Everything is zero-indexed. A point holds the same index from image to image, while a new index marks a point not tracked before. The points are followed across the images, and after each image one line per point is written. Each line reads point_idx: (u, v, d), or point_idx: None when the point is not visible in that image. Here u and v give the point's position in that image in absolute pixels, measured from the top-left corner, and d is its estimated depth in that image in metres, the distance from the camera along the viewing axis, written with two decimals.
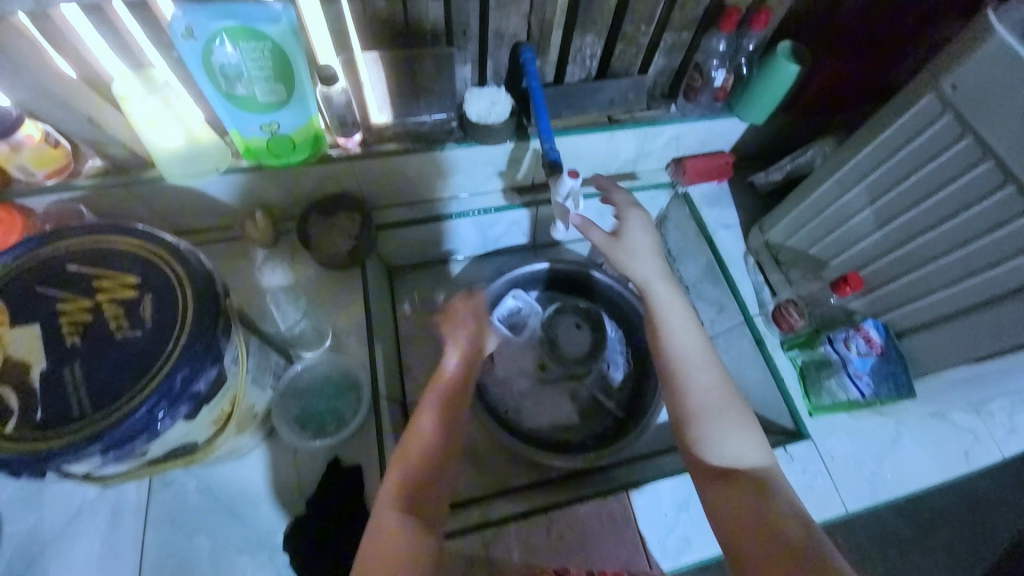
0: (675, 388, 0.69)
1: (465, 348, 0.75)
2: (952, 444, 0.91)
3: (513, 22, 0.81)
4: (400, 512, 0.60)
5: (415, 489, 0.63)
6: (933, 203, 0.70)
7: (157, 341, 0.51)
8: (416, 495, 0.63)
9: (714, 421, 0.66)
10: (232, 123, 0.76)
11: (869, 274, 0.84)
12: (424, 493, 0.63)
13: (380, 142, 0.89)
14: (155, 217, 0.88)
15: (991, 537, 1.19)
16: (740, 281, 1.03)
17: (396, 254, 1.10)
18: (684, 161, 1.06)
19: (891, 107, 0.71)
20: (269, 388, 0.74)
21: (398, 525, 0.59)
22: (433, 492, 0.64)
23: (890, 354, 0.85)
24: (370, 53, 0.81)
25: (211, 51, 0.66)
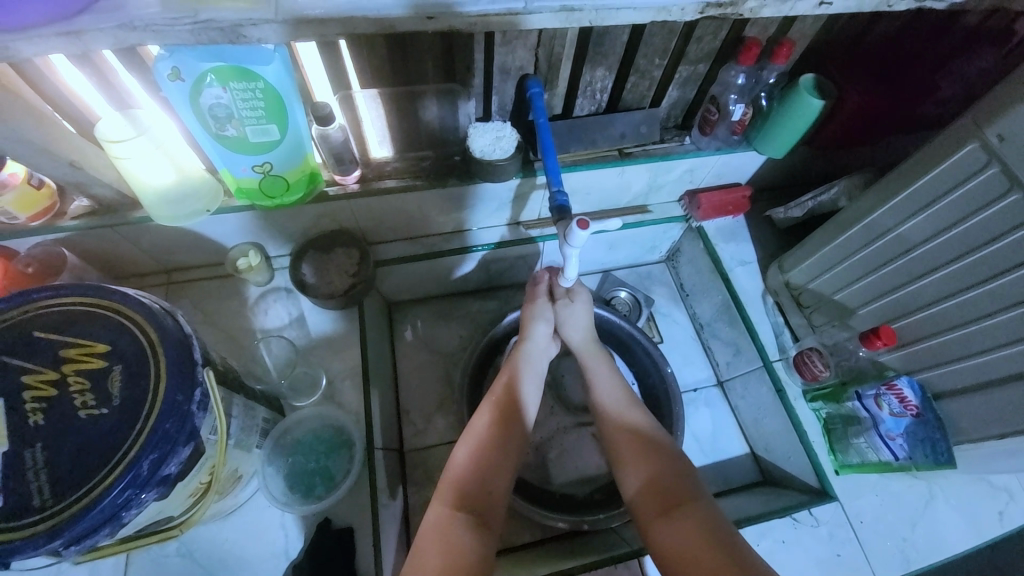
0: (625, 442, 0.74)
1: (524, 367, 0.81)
2: (988, 503, 0.84)
3: (519, 55, 0.76)
4: (460, 509, 0.64)
5: (468, 488, 0.67)
6: (979, 258, 0.65)
7: (125, 419, 0.47)
8: (475, 496, 0.66)
9: (657, 467, 0.69)
10: (223, 163, 0.72)
11: (906, 326, 0.78)
12: (476, 499, 0.66)
13: (380, 179, 0.85)
14: (147, 256, 0.86)
15: None
16: (759, 322, 0.97)
17: (397, 289, 1.06)
18: (698, 194, 1.02)
19: (928, 152, 0.66)
20: (255, 447, 0.70)
21: (453, 525, 0.62)
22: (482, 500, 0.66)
23: (927, 417, 0.78)
24: (368, 90, 0.75)
25: (200, 91, 0.62)
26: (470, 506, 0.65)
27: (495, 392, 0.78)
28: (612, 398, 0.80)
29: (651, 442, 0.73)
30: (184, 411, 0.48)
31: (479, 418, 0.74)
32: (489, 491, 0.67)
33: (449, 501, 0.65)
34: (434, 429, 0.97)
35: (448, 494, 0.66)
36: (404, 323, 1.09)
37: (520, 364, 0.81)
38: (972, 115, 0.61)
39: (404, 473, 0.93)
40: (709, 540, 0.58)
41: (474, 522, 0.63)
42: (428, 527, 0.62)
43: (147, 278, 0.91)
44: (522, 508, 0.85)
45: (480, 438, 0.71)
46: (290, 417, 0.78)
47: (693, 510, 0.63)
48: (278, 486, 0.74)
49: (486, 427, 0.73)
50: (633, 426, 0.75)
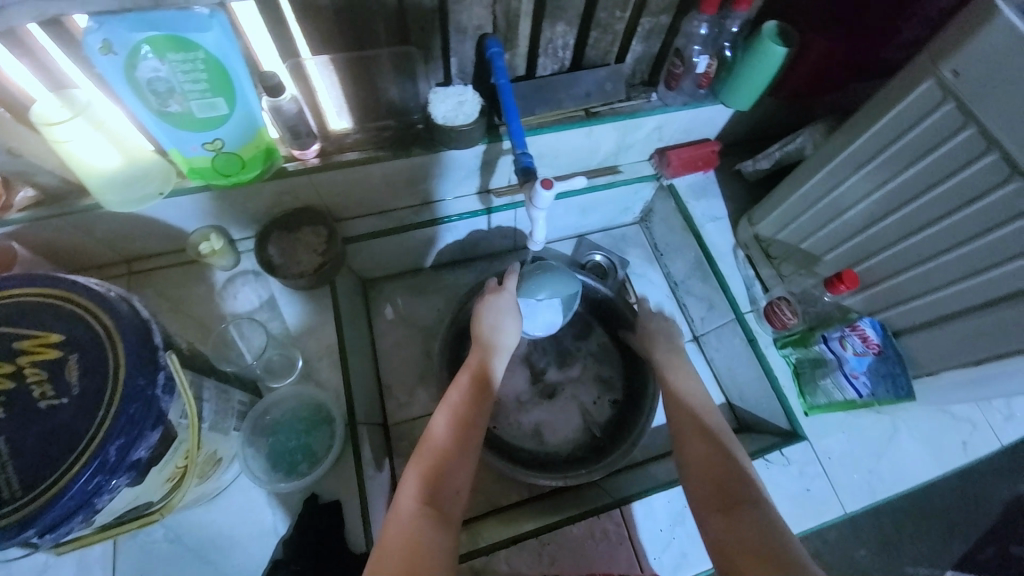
0: (686, 435, 0.69)
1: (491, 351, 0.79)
2: (950, 434, 0.89)
3: (475, 13, 0.74)
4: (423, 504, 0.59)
5: (437, 477, 0.63)
6: (935, 196, 0.67)
7: (87, 406, 0.46)
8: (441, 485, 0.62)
9: (719, 467, 0.63)
10: (170, 142, 0.69)
11: (867, 269, 0.81)
12: (444, 490, 0.61)
13: (340, 152, 0.82)
14: (104, 246, 0.83)
15: (994, 509, 1.17)
16: (730, 276, 0.99)
17: (369, 266, 1.04)
18: (668, 152, 1.01)
19: (887, 93, 0.67)
20: (234, 429, 0.70)
21: (422, 518, 0.57)
22: (449, 490, 0.62)
23: (888, 353, 0.82)
24: (319, 57, 0.72)
25: (136, 64, 0.59)
26: (434, 500, 0.60)
27: (468, 369, 0.76)
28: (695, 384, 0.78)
29: (716, 443, 0.66)
30: (148, 396, 0.47)
31: (455, 389, 0.73)
32: (456, 484, 0.64)
33: (419, 495, 0.60)
34: (417, 402, 0.98)
35: (415, 491, 0.61)
36: (380, 300, 1.08)
37: (491, 350, 0.79)
38: (928, 53, 0.61)
39: (390, 446, 0.94)
40: (757, 546, 0.52)
41: (435, 514, 0.58)
42: (394, 518, 0.57)
43: (106, 269, 0.88)
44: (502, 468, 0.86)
45: (455, 419, 0.69)
46: (268, 398, 0.77)
47: (746, 511, 0.57)
48: (259, 466, 0.74)
49: (460, 404, 0.71)
50: (695, 422, 0.70)
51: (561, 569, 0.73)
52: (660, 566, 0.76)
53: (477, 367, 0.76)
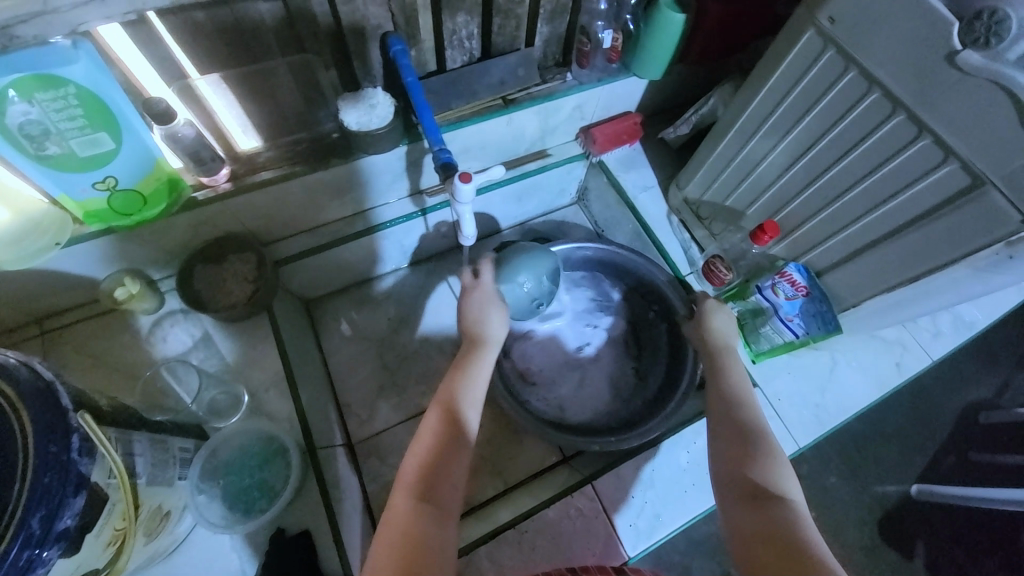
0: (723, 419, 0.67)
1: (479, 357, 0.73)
2: (885, 357, 0.96)
3: (371, 12, 0.72)
4: (417, 506, 0.56)
5: (430, 482, 0.59)
6: (831, 140, 0.71)
7: (0, 481, 0.42)
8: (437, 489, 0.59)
9: (751, 456, 0.61)
10: (58, 188, 0.64)
11: (785, 218, 0.84)
12: (440, 489, 0.59)
13: (254, 173, 0.79)
14: (5, 309, 0.76)
15: (940, 421, 1.25)
16: (667, 242, 1.03)
17: (310, 286, 1.01)
18: (592, 129, 1.03)
19: (776, 47, 0.71)
20: (181, 478, 0.66)
21: (417, 517, 0.55)
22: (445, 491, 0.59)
23: (814, 293, 0.85)
24: (210, 76, 0.69)
25: (1, 110, 0.54)
26: (429, 494, 0.58)
27: (444, 394, 0.68)
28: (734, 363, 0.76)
29: (746, 432, 0.64)
30: (63, 461, 0.44)
31: (426, 426, 0.65)
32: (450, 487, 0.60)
33: (414, 493, 0.58)
34: (379, 416, 0.97)
35: (411, 486, 0.58)
36: (327, 319, 1.05)
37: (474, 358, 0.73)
38: (805, 3, 0.65)
39: (358, 465, 0.92)
40: (777, 542, 0.50)
41: (433, 513, 0.56)
42: (389, 524, 0.55)
43: (15, 333, 0.81)
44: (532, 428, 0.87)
45: (433, 439, 0.63)
46: (217, 435, 0.74)
47: (772, 506, 0.54)
48: (216, 510, 0.71)
49: (437, 421, 0.65)
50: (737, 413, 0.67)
51: (542, 555, 0.74)
52: (637, 533, 0.78)
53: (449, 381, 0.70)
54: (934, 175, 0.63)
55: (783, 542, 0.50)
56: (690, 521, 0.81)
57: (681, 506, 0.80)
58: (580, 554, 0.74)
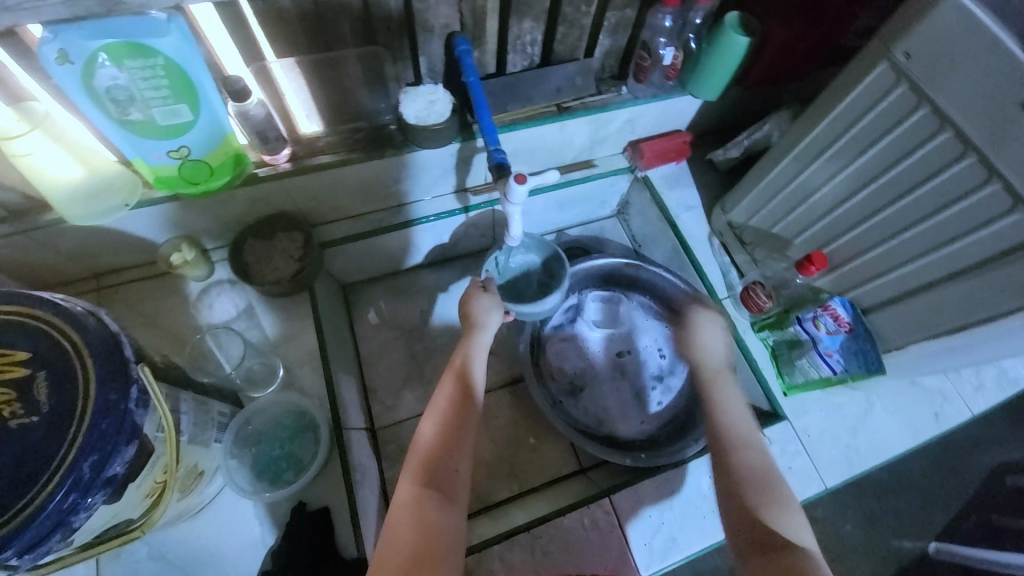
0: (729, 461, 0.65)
1: (477, 347, 0.76)
2: (922, 406, 0.93)
3: (442, 11, 0.74)
4: (423, 492, 0.59)
5: (438, 466, 0.62)
6: (893, 177, 0.70)
7: (60, 425, 0.45)
8: (442, 474, 0.61)
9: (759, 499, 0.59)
10: (134, 152, 0.67)
11: (833, 251, 0.83)
12: (444, 474, 0.61)
13: (313, 156, 0.81)
14: (70, 261, 0.81)
15: (973, 480, 1.20)
16: (706, 264, 1.02)
17: (349, 271, 1.03)
18: (641, 144, 1.03)
19: (845, 77, 0.70)
20: (215, 440, 0.69)
21: (422, 501, 0.58)
22: (451, 476, 0.62)
23: (858, 330, 0.84)
24: (285, 60, 0.72)
25: (93, 73, 0.58)
26: (434, 481, 0.60)
27: (454, 367, 0.73)
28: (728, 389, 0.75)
29: (758, 476, 0.62)
30: (121, 411, 0.46)
31: (442, 392, 0.70)
32: (454, 471, 0.62)
33: (418, 479, 0.60)
34: (403, 405, 0.98)
35: (412, 473, 0.61)
36: (360, 304, 1.07)
37: (473, 346, 0.75)
38: (880, 36, 0.64)
39: (378, 451, 0.93)
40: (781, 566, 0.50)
41: (441, 496, 0.59)
42: (396, 513, 0.57)
43: (75, 285, 0.85)
44: (573, 436, 0.88)
45: (443, 416, 0.67)
46: (250, 406, 0.76)
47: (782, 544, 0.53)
48: (244, 477, 0.73)
49: (449, 401, 0.68)
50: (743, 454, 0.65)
51: (554, 562, 0.73)
52: (651, 552, 0.77)
53: (460, 368, 0.72)
54: (1000, 222, 0.61)
55: (788, 564, 0.50)
56: (707, 548, 0.79)
57: (699, 531, 0.79)
58: (591, 566, 0.74)
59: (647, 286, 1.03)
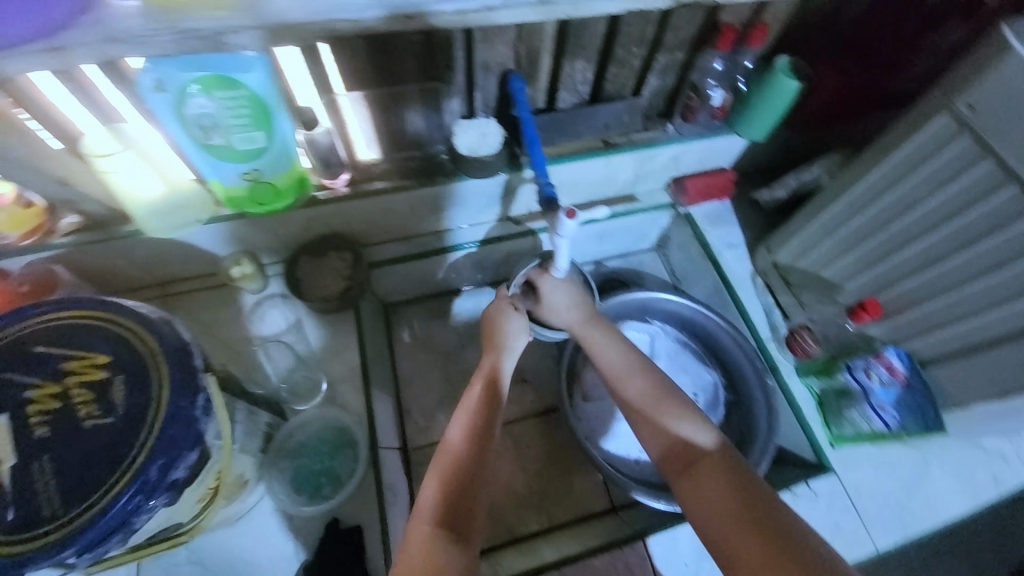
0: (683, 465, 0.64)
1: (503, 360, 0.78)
2: (980, 469, 0.86)
3: (500, 51, 0.77)
4: (437, 533, 0.59)
5: (455, 506, 0.62)
6: (955, 227, 0.67)
7: (130, 428, 0.48)
8: (457, 513, 0.62)
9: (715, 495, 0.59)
10: (212, 173, 0.73)
11: (888, 299, 0.81)
12: (460, 511, 0.62)
13: (369, 181, 0.86)
14: (140, 270, 0.86)
15: None
16: (749, 304, 0.99)
17: (391, 291, 1.06)
18: (685, 180, 1.04)
19: (903, 126, 0.68)
20: (259, 451, 0.71)
21: (434, 543, 0.58)
22: (468, 512, 0.63)
23: (915, 385, 0.81)
24: (352, 93, 0.76)
25: (184, 102, 0.63)
26: (452, 519, 0.61)
27: (483, 373, 0.76)
28: (621, 374, 0.76)
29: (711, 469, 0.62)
30: (188, 416, 0.49)
31: (470, 394, 0.73)
32: (470, 508, 0.63)
33: (434, 517, 0.61)
34: (435, 426, 0.99)
35: (429, 513, 0.61)
36: (399, 324, 1.09)
37: (502, 354, 0.78)
38: (941, 87, 0.63)
39: (408, 471, 0.94)
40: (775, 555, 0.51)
41: (453, 536, 0.60)
42: (408, 545, 0.58)
43: (141, 292, 0.91)
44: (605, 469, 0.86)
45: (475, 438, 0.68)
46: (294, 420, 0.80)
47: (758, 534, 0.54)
48: (283, 489, 0.75)
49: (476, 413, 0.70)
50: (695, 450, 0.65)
51: None
52: None
53: (490, 372, 0.75)
54: None
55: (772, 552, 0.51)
56: None
57: None
58: None
59: (687, 321, 1.01)
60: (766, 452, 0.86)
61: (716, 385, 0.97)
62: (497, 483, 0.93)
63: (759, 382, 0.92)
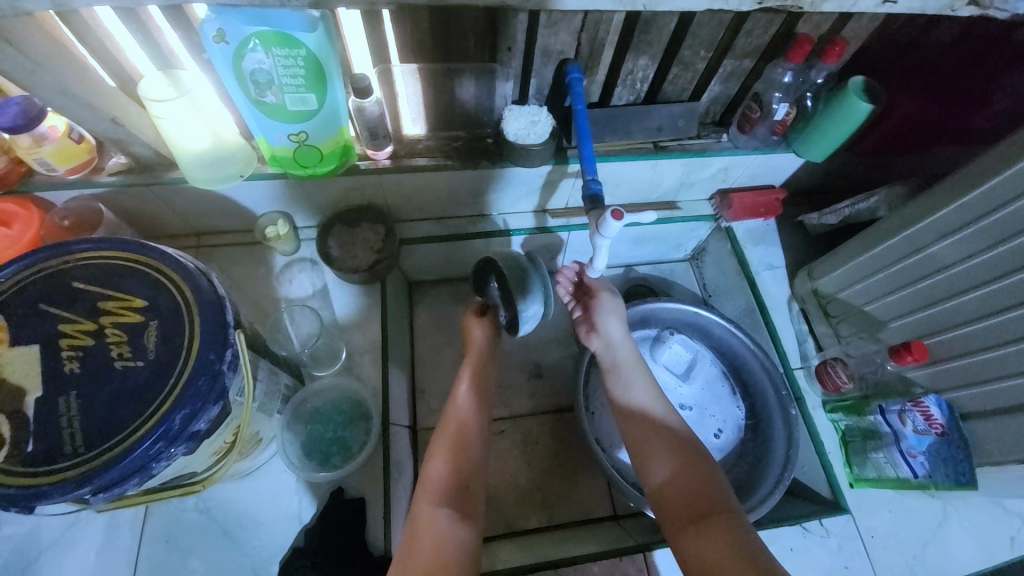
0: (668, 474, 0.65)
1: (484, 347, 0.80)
2: (998, 527, 0.82)
3: (562, 38, 0.74)
4: (439, 510, 0.62)
5: (461, 486, 0.66)
6: (1020, 280, 0.64)
7: (158, 375, 0.48)
8: (459, 492, 0.65)
9: (697, 500, 0.62)
10: (260, 130, 0.72)
11: (934, 344, 0.78)
12: (460, 488, 0.65)
13: (411, 157, 0.84)
14: (178, 218, 0.87)
15: None
16: (782, 329, 0.96)
17: (418, 269, 1.06)
18: (730, 194, 0.99)
19: (981, 164, 0.64)
20: (274, 412, 0.71)
21: (433, 522, 0.60)
22: (471, 493, 0.66)
23: (952, 436, 0.77)
24: (407, 64, 0.74)
25: (243, 55, 0.62)
26: (454, 500, 0.64)
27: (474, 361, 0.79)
28: (639, 402, 0.73)
29: (693, 482, 0.64)
30: (215, 370, 0.49)
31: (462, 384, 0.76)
32: (468, 486, 0.66)
33: (438, 498, 0.63)
34: (447, 409, 0.99)
35: (434, 492, 0.64)
36: (422, 303, 1.09)
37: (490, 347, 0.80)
38: None
39: (415, 450, 0.94)
40: (736, 551, 0.56)
41: (461, 513, 0.63)
42: (417, 528, 0.59)
43: (177, 240, 0.92)
44: (607, 471, 0.83)
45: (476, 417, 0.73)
46: (310, 386, 0.80)
47: (728, 534, 0.58)
48: (295, 452, 0.75)
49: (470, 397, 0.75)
50: (680, 451, 0.67)
51: None
52: None
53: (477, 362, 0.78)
54: None
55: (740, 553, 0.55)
56: None
57: None
58: None
59: (713, 335, 0.99)
60: (778, 479, 0.83)
61: (737, 410, 0.95)
62: (503, 473, 0.92)
63: (778, 407, 0.89)
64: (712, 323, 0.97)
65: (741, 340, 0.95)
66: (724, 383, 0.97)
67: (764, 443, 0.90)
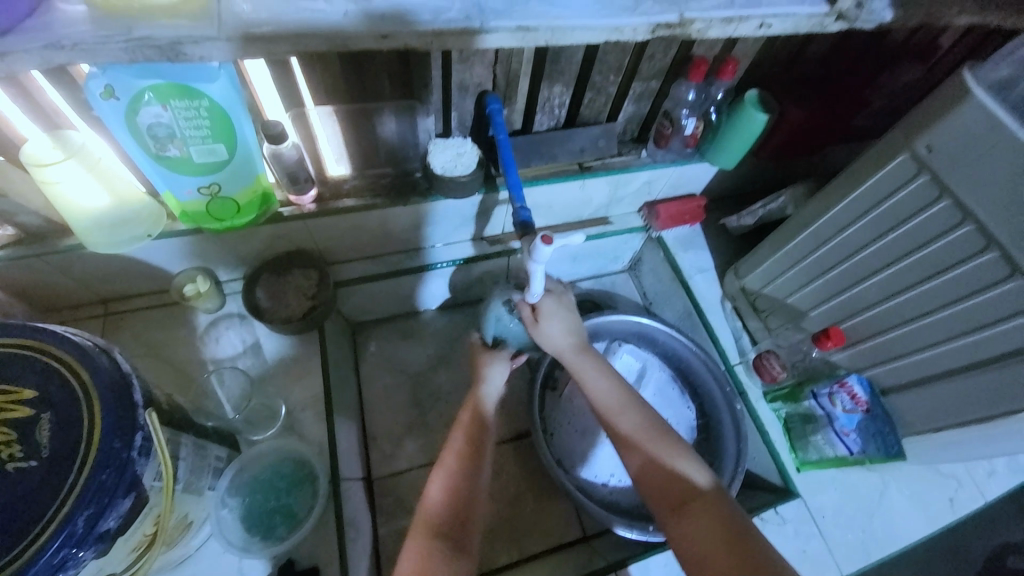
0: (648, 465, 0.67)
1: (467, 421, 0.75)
2: (936, 491, 0.89)
3: (477, 71, 0.76)
4: (432, 545, 0.64)
5: (449, 521, 0.67)
6: (911, 262, 0.71)
7: (54, 475, 0.43)
8: (451, 528, 0.66)
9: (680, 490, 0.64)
10: (165, 185, 0.68)
11: (848, 328, 0.84)
12: (453, 526, 0.67)
13: (337, 198, 0.82)
14: (80, 287, 0.79)
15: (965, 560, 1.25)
16: (719, 328, 1.01)
17: (359, 310, 1.02)
18: (656, 205, 1.04)
19: (864, 163, 0.71)
20: (207, 488, 0.65)
21: (430, 556, 0.63)
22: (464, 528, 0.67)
23: (876, 412, 0.85)
24: (323, 107, 0.73)
25: (137, 110, 0.58)
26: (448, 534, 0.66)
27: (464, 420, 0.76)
28: (605, 398, 0.74)
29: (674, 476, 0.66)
30: (123, 460, 0.44)
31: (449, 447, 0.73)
32: (467, 515, 0.68)
33: (428, 532, 0.65)
34: (403, 453, 0.95)
35: (424, 529, 0.66)
36: (367, 344, 1.05)
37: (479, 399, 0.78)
38: (901, 129, 0.66)
39: (374, 502, 0.90)
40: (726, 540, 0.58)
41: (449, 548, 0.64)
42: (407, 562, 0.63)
43: (80, 311, 0.84)
44: (571, 491, 0.83)
45: (461, 437, 0.73)
46: (248, 452, 0.74)
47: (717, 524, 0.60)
48: (235, 528, 0.69)
49: (459, 456, 0.71)
50: (656, 445, 0.68)
51: None
52: None
53: (471, 425, 0.75)
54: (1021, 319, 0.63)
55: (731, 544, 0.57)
56: None
57: None
58: None
59: (660, 342, 1.02)
60: (732, 472, 0.87)
61: (688, 412, 0.98)
62: None
63: (725, 405, 0.93)
64: (659, 332, 1.01)
65: (686, 345, 0.98)
66: (675, 387, 1.01)
67: (715, 441, 0.93)
